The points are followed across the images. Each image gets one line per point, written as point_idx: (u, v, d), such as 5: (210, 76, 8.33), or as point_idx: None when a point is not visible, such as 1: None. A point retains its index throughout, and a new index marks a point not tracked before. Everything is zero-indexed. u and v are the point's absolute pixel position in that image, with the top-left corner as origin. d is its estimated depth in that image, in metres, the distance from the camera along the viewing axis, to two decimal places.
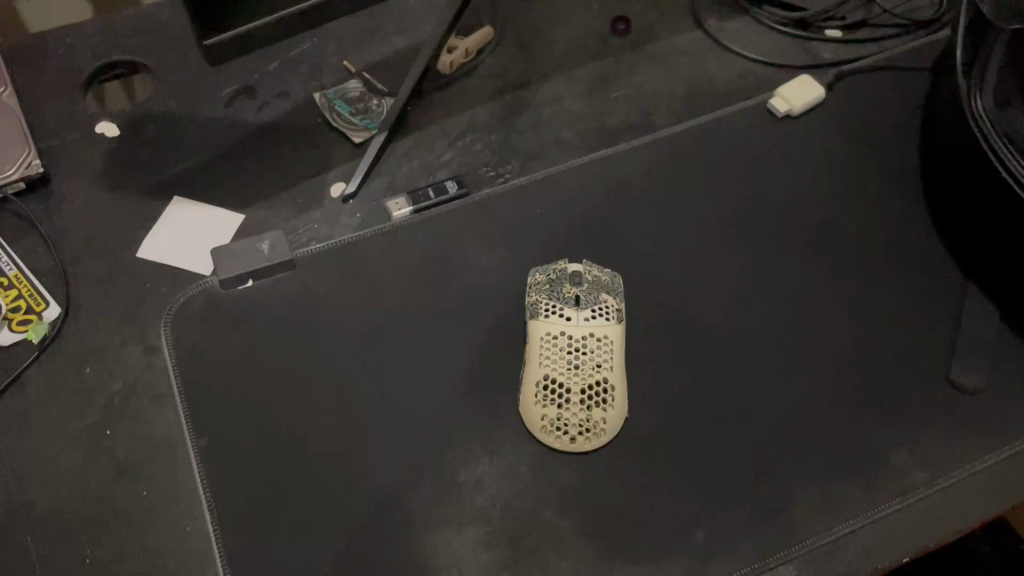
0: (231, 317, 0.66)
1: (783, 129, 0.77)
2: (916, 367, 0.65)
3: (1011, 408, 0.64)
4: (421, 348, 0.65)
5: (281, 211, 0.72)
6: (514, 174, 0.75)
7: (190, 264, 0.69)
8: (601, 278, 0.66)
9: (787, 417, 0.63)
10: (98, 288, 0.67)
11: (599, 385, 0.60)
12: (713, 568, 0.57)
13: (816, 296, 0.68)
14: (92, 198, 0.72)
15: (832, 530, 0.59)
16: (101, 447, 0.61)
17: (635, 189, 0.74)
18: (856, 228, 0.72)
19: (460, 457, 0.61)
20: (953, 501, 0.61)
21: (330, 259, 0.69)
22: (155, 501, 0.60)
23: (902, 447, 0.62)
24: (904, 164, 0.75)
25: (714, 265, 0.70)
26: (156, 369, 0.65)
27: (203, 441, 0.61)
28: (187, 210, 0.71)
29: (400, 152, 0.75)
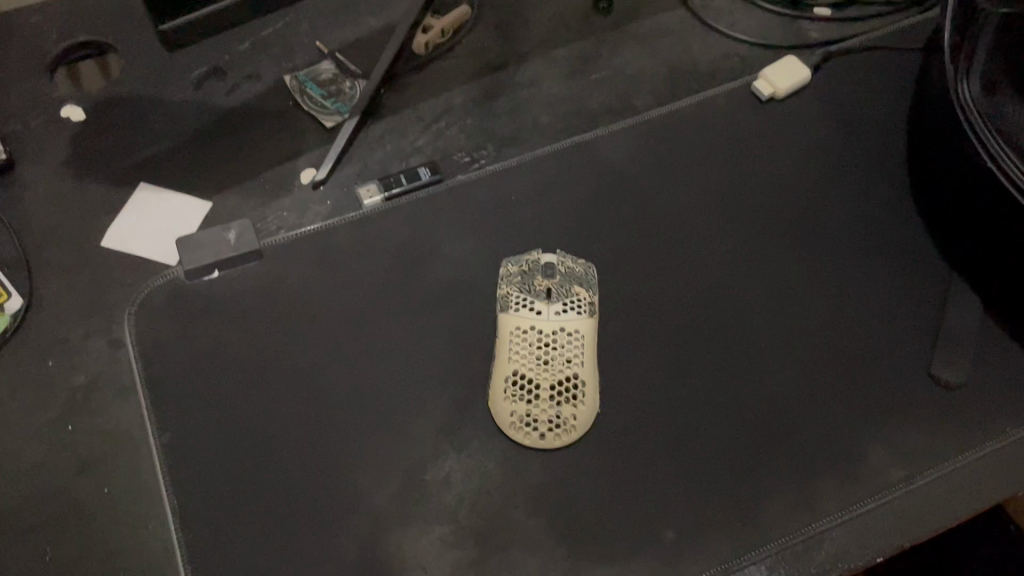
0: (196, 309, 0.64)
1: (768, 113, 0.75)
2: (896, 361, 0.64)
3: (991, 403, 0.62)
4: (390, 341, 0.64)
5: (249, 199, 0.70)
6: (489, 159, 0.73)
7: (156, 254, 0.67)
8: (574, 270, 0.64)
9: (764, 412, 0.62)
10: (62, 279, 0.66)
11: (569, 380, 0.59)
12: (682, 568, 0.56)
13: (796, 287, 0.67)
14: (55, 185, 0.70)
15: (804, 530, 0.58)
16: (62, 443, 0.60)
17: (613, 176, 0.72)
18: (839, 217, 0.70)
19: (427, 454, 0.60)
20: (930, 500, 0.59)
21: (298, 249, 0.67)
22: (118, 496, 0.58)
23: (880, 443, 0.61)
24: (892, 149, 0.73)
25: (692, 254, 0.68)
26: (119, 362, 0.63)
27: (166, 437, 0.60)
28: (153, 197, 0.69)
29: (372, 137, 0.73)
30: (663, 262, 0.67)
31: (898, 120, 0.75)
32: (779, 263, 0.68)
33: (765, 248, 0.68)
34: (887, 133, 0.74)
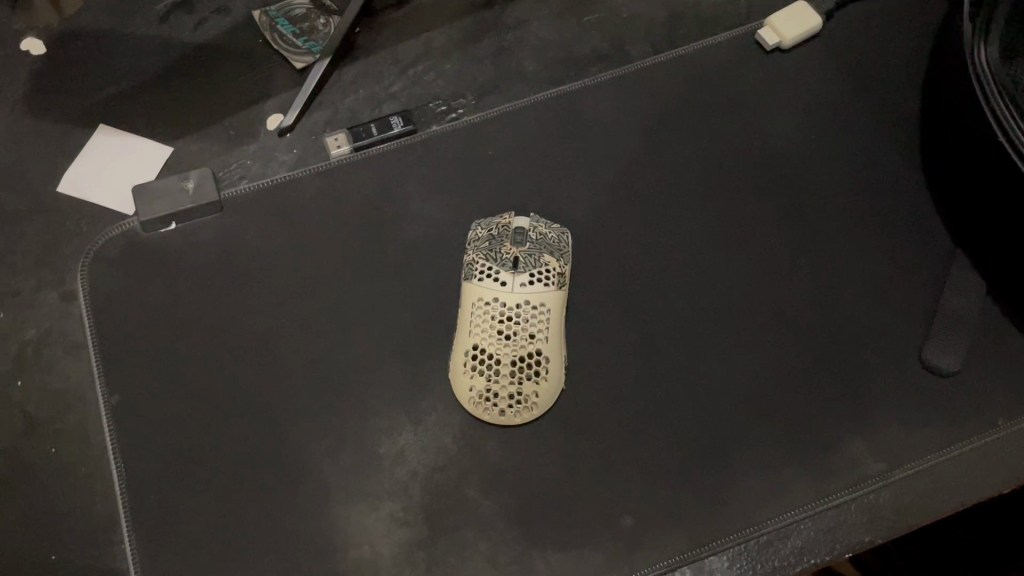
0: (151, 263, 0.62)
1: (773, 66, 0.69)
2: (886, 346, 0.60)
3: (984, 394, 0.59)
4: (350, 305, 0.61)
5: (212, 145, 0.67)
6: (468, 109, 0.68)
7: (112, 202, 0.64)
8: (547, 236, 0.60)
9: (739, 396, 0.58)
10: (16, 227, 0.64)
11: (531, 356, 0.55)
12: (639, 556, 0.54)
13: (785, 261, 0.62)
14: (10, 125, 0.66)
15: (772, 522, 0.55)
16: (11, 399, 0.59)
17: (598, 131, 0.67)
18: (839, 185, 0.65)
19: (383, 426, 0.57)
20: (907, 496, 0.56)
21: (260, 201, 0.64)
22: (66, 457, 0.57)
23: (859, 434, 0.57)
24: (903, 111, 0.68)
25: (677, 220, 0.64)
26: (72, 317, 0.61)
27: (115, 398, 0.58)
28: (112, 140, 0.66)
29: (345, 81, 0.69)
30: (644, 229, 0.63)
31: (912, 78, 0.69)
32: (769, 234, 0.63)
33: (755, 216, 0.64)
34: (898, 92, 0.68)
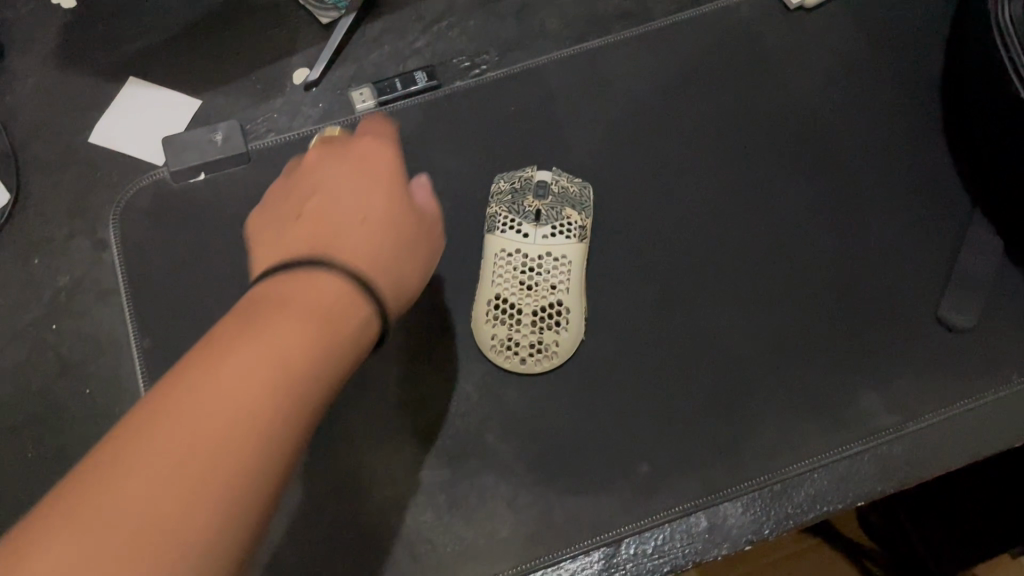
0: (181, 212, 0.63)
1: (795, 25, 0.70)
2: (901, 301, 0.61)
3: (998, 350, 0.59)
4: None
5: (240, 99, 0.68)
6: (491, 65, 0.69)
7: (143, 153, 0.66)
8: (569, 190, 0.61)
9: (756, 349, 0.59)
10: (49, 177, 0.65)
11: (553, 307, 0.57)
12: (654, 501, 0.55)
13: (803, 217, 0.63)
14: (42, 77, 0.68)
15: (785, 470, 0.56)
16: (46, 342, 0.61)
17: (619, 88, 0.68)
18: (858, 143, 0.66)
19: (406, 373, 0.59)
20: (920, 448, 0.57)
21: (286, 154, 0.65)
22: (99, 398, 0.59)
23: (873, 387, 0.58)
24: (924, 71, 0.68)
25: (696, 177, 0.64)
26: (104, 264, 0.63)
27: (146, 342, 0.59)
28: (141, 93, 0.67)
29: (369, 36, 0.70)
30: (665, 185, 0.64)
31: (934, 38, 0.69)
32: (788, 191, 0.64)
33: (775, 173, 0.65)
34: (920, 52, 0.68)
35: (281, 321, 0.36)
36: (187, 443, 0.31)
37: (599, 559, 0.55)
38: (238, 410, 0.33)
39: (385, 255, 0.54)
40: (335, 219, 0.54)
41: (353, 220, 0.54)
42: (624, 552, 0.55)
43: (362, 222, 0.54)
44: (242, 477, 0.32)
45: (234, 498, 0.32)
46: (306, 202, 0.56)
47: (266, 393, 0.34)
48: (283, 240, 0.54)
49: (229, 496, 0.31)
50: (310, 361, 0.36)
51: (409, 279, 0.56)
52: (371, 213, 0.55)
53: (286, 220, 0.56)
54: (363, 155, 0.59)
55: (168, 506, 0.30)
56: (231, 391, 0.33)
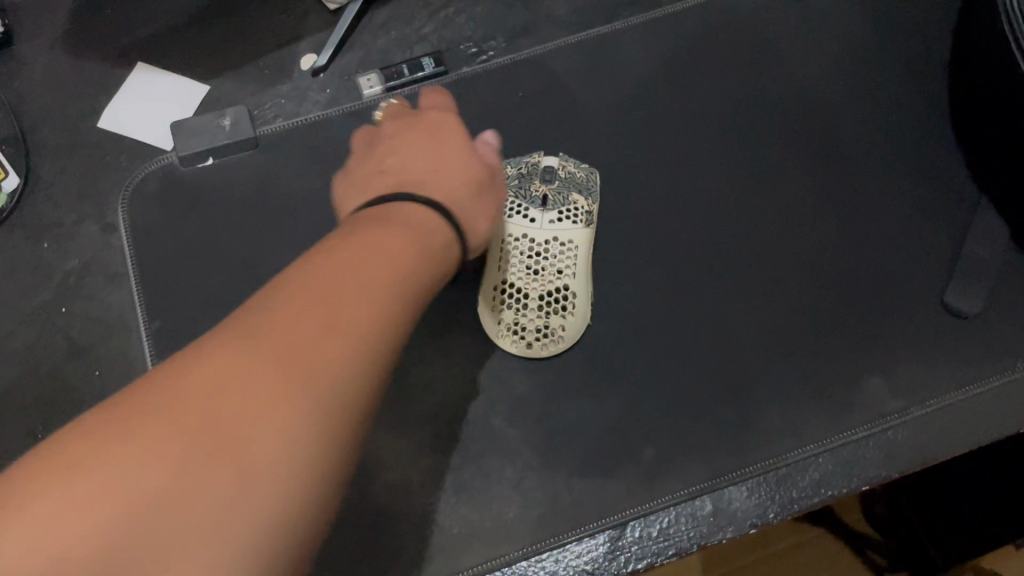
0: (188, 196, 0.63)
1: (802, 11, 0.70)
2: (908, 287, 0.61)
3: (1004, 336, 0.59)
4: None
5: (247, 84, 0.68)
6: (498, 52, 0.70)
7: (151, 138, 0.66)
8: (575, 175, 0.61)
9: (761, 335, 0.59)
10: (58, 161, 0.66)
11: (560, 292, 0.57)
12: (660, 485, 0.56)
13: (810, 203, 0.63)
14: (51, 62, 0.68)
15: (791, 454, 0.57)
16: (55, 324, 0.61)
17: (626, 74, 0.68)
18: (865, 130, 0.66)
19: (413, 356, 0.59)
20: (924, 433, 0.58)
21: (294, 139, 0.65)
22: (108, 380, 0.60)
23: (878, 372, 0.58)
24: (931, 58, 0.68)
25: (703, 162, 0.65)
26: (112, 248, 0.64)
27: (155, 325, 0.60)
28: (150, 78, 0.67)
29: (377, 22, 0.70)
30: (671, 170, 0.64)
31: (941, 25, 0.69)
32: (795, 177, 0.64)
33: (781, 160, 0.65)
34: (928, 38, 0.68)
35: (359, 253, 0.35)
36: (272, 352, 0.31)
37: (604, 541, 0.55)
38: (321, 327, 0.32)
39: (459, 202, 0.53)
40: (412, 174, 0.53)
41: (426, 171, 0.53)
42: (629, 534, 0.55)
43: (435, 172, 0.53)
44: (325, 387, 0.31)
45: (319, 409, 0.30)
46: (377, 163, 0.56)
47: (349, 313, 0.33)
48: (360, 194, 0.54)
49: (315, 407, 0.30)
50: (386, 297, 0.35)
51: (483, 229, 0.54)
52: (444, 163, 0.54)
53: (360, 180, 0.56)
54: (433, 120, 0.58)
55: (254, 411, 0.29)
56: (314, 310, 0.32)
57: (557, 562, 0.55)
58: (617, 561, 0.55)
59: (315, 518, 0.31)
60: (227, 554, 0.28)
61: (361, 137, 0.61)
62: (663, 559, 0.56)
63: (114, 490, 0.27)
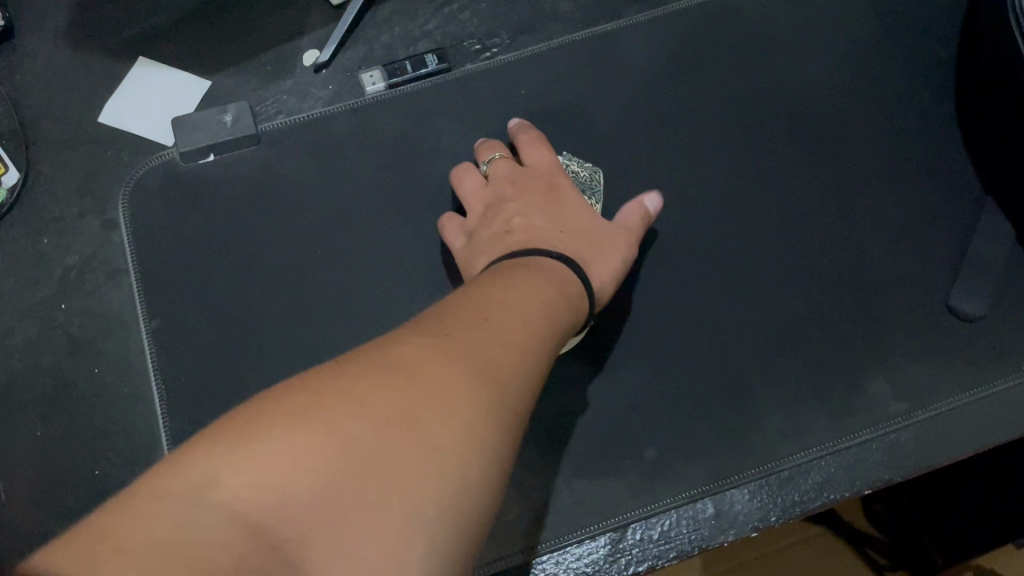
0: (190, 192, 0.63)
1: (808, 10, 0.69)
2: (914, 289, 0.60)
3: (1008, 339, 0.59)
4: (383, 239, 0.62)
5: (250, 80, 0.68)
6: (502, 49, 0.69)
7: (154, 134, 0.66)
8: (578, 176, 0.61)
9: (765, 336, 0.59)
10: (58, 155, 0.65)
11: None
12: (661, 486, 0.55)
13: (815, 203, 0.63)
14: (52, 55, 0.68)
15: (793, 457, 0.56)
16: (56, 320, 0.61)
17: (631, 71, 0.67)
18: (871, 129, 0.65)
19: None
20: (926, 437, 0.58)
21: (296, 136, 0.65)
22: (108, 377, 0.60)
23: (882, 375, 0.58)
24: (937, 59, 0.68)
25: (707, 161, 0.64)
26: (113, 244, 0.63)
27: (156, 322, 0.60)
28: (151, 72, 0.67)
29: (381, 18, 0.70)
30: (676, 169, 0.64)
31: (946, 26, 0.69)
32: (800, 177, 0.64)
33: (788, 159, 0.64)
34: (933, 40, 0.68)
35: (506, 304, 0.42)
36: (452, 357, 0.35)
37: (605, 543, 0.55)
38: (481, 352, 0.37)
39: (584, 260, 0.52)
40: (536, 234, 0.52)
41: (552, 233, 0.53)
42: (630, 537, 0.55)
43: (560, 234, 0.53)
44: (495, 390, 0.36)
45: (494, 409, 0.35)
46: (500, 221, 0.55)
47: (505, 344, 0.39)
48: (485, 252, 0.53)
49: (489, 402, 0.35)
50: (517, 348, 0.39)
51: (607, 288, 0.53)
52: (569, 228, 0.54)
53: (483, 239, 0.55)
54: (551, 179, 0.57)
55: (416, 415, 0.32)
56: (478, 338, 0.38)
57: (558, 564, 0.55)
58: (618, 563, 0.55)
59: (486, 504, 0.33)
60: (421, 502, 0.30)
61: (475, 178, 0.59)
62: (664, 561, 0.55)
63: (331, 439, 0.30)
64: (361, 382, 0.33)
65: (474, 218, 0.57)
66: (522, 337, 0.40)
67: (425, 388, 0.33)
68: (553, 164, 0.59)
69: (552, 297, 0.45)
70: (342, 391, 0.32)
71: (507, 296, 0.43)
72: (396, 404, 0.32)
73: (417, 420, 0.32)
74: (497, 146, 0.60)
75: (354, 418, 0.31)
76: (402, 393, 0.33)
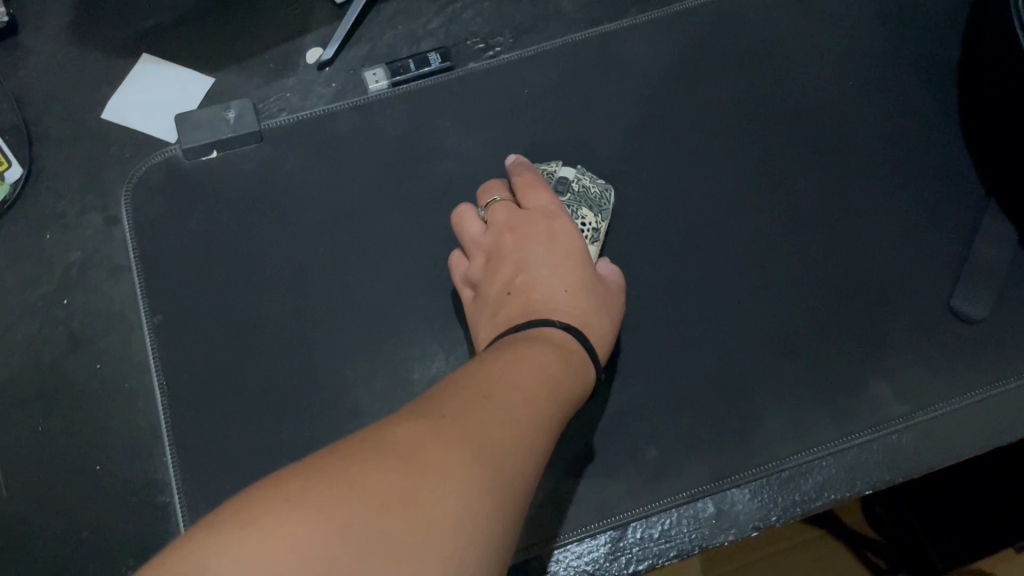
0: (193, 190, 0.63)
1: (810, 11, 0.69)
2: (915, 291, 0.60)
3: (1009, 341, 0.59)
4: (385, 237, 0.62)
5: (253, 77, 0.68)
6: (505, 47, 0.69)
7: (156, 130, 0.66)
8: (589, 190, 0.59)
9: (767, 336, 0.59)
10: (61, 152, 0.65)
11: None
12: (661, 486, 0.55)
13: (817, 204, 0.63)
14: (55, 52, 0.68)
15: (793, 457, 0.56)
16: (57, 316, 0.61)
17: (633, 71, 0.67)
18: (873, 131, 0.65)
19: (416, 353, 0.59)
20: (928, 438, 0.57)
21: (299, 134, 0.65)
22: (110, 373, 0.60)
23: (884, 377, 0.58)
24: (939, 60, 0.68)
25: (709, 162, 0.64)
26: (115, 240, 0.63)
27: (157, 318, 0.60)
28: (154, 70, 0.67)
29: (384, 16, 0.70)
30: (678, 169, 0.64)
31: (948, 28, 0.69)
32: (802, 179, 0.64)
33: (790, 161, 0.64)
34: (936, 41, 0.68)
35: (507, 375, 0.39)
36: (455, 437, 0.32)
37: (605, 542, 0.55)
38: (483, 425, 0.34)
39: (589, 324, 0.48)
40: (542, 294, 0.48)
41: (559, 293, 0.48)
42: (630, 536, 0.55)
43: (568, 294, 0.48)
44: (500, 465, 0.32)
45: (498, 487, 0.32)
46: (504, 278, 0.51)
47: (509, 422, 0.35)
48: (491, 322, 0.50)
49: (495, 483, 0.32)
50: (521, 420, 0.36)
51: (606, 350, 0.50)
52: (577, 284, 0.49)
53: (489, 298, 0.51)
54: (550, 222, 0.52)
55: (413, 491, 0.29)
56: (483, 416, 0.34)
57: (558, 562, 0.54)
58: (618, 562, 0.55)
59: None
60: None
61: (476, 223, 0.55)
62: (664, 560, 0.55)
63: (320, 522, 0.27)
64: (352, 463, 0.30)
65: (479, 270, 0.54)
66: (529, 415, 0.37)
67: (425, 471, 0.30)
68: (555, 202, 0.53)
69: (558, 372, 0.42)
70: (334, 474, 0.29)
71: (510, 368, 0.40)
72: (393, 484, 0.29)
73: (414, 496, 0.29)
74: (500, 190, 0.56)
75: (352, 501, 0.28)
76: (402, 473, 0.30)
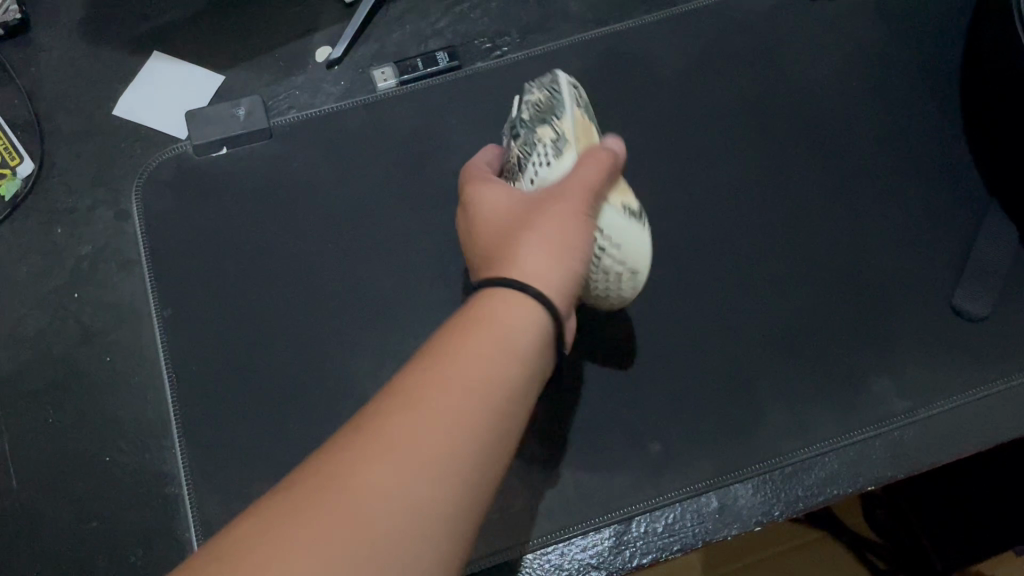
0: (203, 186, 0.64)
1: (815, 13, 0.70)
2: (918, 289, 0.61)
3: (1011, 339, 0.60)
4: (392, 234, 0.63)
5: (262, 75, 0.68)
6: (513, 47, 0.70)
7: (166, 126, 0.66)
8: (540, 108, 0.53)
9: (771, 334, 0.59)
10: (72, 147, 0.66)
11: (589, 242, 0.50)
12: (666, 480, 0.56)
13: (820, 203, 0.64)
14: (68, 49, 0.69)
15: (797, 453, 0.57)
16: (68, 309, 0.62)
17: (639, 71, 0.68)
18: (876, 131, 0.66)
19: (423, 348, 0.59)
20: (930, 435, 0.58)
21: (308, 131, 0.66)
22: (119, 366, 0.60)
23: (886, 374, 0.59)
24: (943, 61, 0.68)
25: (714, 161, 0.65)
26: (125, 235, 0.64)
27: (167, 312, 0.60)
28: (165, 68, 0.68)
29: (393, 16, 0.71)
30: (683, 168, 0.65)
31: (952, 30, 0.69)
32: (806, 178, 0.64)
33: (794, 160, 0.65)
34: (939, 42, 0.69)
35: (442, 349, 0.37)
36: (369, 440, 0.32)
37: (609, 536, 0.55)
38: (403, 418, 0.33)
39: (519, 260, 0.42)
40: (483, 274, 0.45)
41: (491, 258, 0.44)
42: (634, 530, 0.56)
43: (497, 252, 0.44)
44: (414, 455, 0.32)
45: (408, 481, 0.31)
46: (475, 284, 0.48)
47: (435, 401, 0.34)
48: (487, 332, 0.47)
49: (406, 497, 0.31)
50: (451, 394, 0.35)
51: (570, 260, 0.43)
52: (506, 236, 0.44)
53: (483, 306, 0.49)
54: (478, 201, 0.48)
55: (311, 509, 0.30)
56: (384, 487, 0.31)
57: (563, 555, 0.55)
58: (622, 555, 0.55)
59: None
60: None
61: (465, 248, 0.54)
62: (668, 554, 0.55)
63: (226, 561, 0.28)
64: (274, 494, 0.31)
65: None
66: (468, 400, 0.35)
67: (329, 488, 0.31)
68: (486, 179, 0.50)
69: (497, 381, 0.36)
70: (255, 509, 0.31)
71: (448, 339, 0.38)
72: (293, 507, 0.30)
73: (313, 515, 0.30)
74: None
75: (252, 528, 0.30)
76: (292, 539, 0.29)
